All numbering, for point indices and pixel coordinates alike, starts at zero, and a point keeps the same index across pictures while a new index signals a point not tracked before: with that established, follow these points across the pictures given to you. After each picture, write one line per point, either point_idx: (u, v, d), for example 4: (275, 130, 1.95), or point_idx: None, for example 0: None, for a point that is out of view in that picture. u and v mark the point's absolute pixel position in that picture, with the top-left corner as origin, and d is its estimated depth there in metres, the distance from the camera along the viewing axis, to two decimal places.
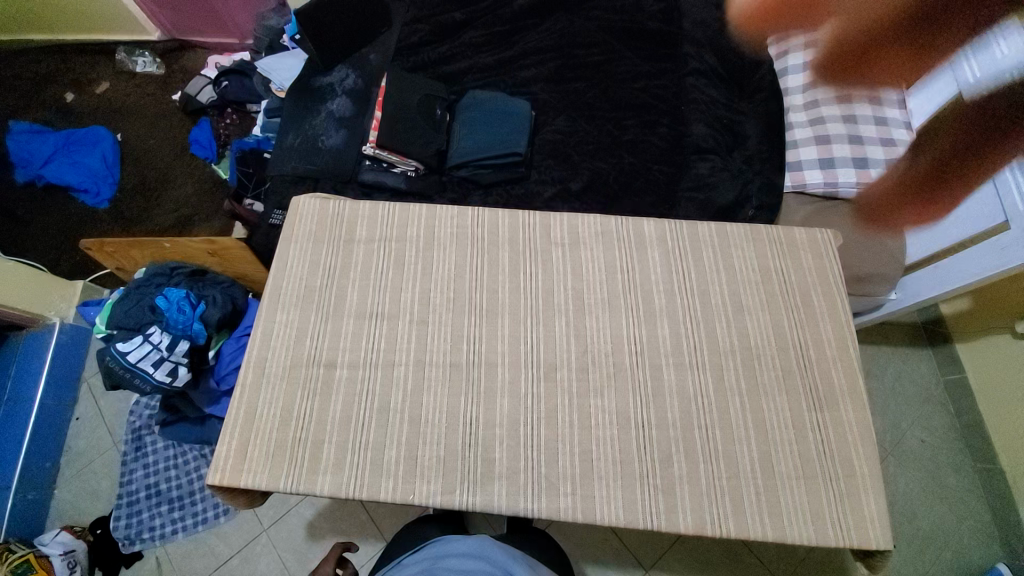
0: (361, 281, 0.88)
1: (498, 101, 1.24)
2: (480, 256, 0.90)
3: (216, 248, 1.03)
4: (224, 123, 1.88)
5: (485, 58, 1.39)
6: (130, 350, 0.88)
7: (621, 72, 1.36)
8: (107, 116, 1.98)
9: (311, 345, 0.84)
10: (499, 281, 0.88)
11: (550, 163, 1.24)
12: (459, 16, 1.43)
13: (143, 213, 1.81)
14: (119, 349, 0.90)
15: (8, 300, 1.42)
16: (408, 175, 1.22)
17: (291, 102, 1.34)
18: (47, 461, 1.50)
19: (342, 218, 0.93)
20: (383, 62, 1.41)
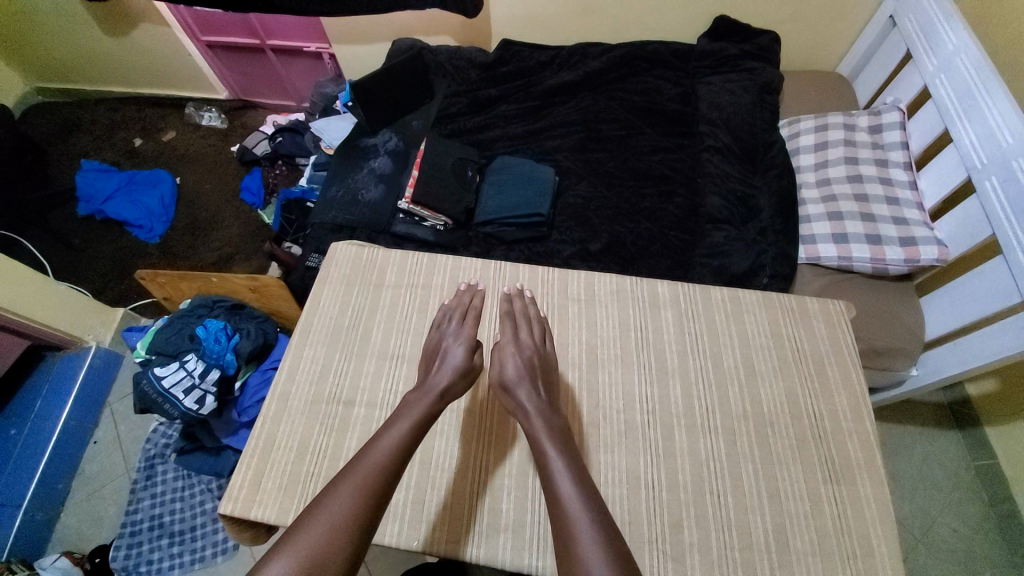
0: (386, 323, 0.93)
1: (526, 167, 1.35)
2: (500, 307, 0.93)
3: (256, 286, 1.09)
4: (274, 174, 2.07)
5: (515, 128, 1.52)
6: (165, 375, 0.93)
7: (641, 145, 1.46)
8: (169, 162, 2.19)
9: (333, 381, 0.88)
10: None
11: (571, 224, 1.31)
12: (495, 92, 1.59)
13: (188, 250, 1.94)
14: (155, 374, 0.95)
15: (55, 321, 1.52)
16: (437, 229, 1.31)
17: (339, 159, 1.49)
18: (58, 483, 1.52)
19: (374, 263, 1.00)
20: (424, 127, 1.56)
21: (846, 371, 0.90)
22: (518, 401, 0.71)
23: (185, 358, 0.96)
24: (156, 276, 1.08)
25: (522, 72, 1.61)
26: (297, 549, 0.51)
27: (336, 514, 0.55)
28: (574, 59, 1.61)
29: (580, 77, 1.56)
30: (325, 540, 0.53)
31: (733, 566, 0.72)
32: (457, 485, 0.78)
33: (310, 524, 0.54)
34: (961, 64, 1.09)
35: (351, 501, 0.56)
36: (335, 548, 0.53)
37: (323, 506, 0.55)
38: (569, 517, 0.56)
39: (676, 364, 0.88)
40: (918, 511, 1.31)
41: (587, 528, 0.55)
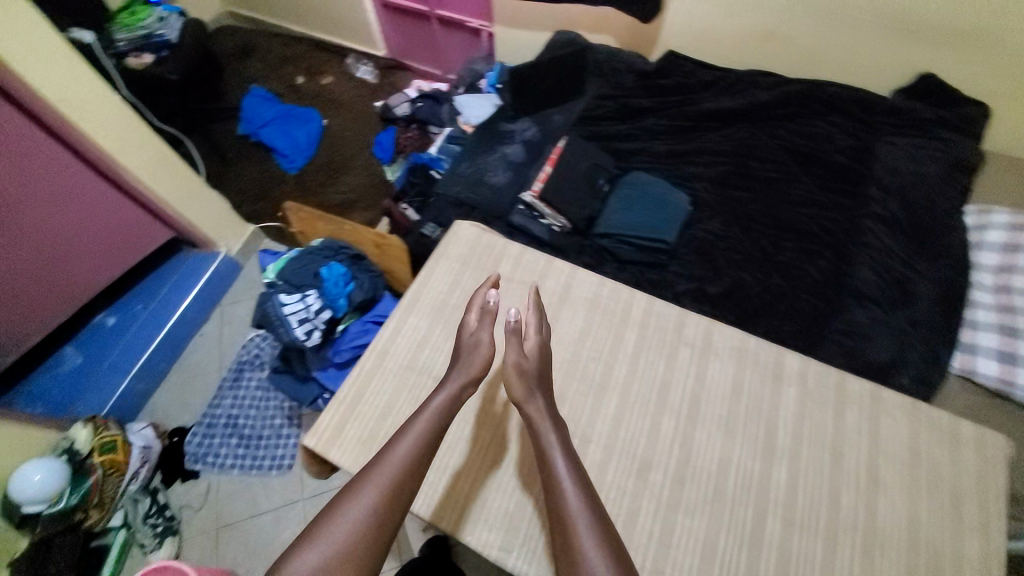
0: (490, 312, 0.92)
1: (659, 189, 1.28)
2: (607, 330, 0.88)
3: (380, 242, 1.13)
4: (406, 135, 2.17)
5: (658, 145, 1.45)
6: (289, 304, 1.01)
7: (793, 194, 1.33)
8: (321, 103, 2.38)
9: (429, 355, 0.89)
10: (618, 359, 0.85)
11: (692, 259, 1.23)
12: (646, 104, 1.53)
13: (317, 188, 2.11)
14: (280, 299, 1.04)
15: (200, 223, 1.73)
16: (553, 229, 1.28)
17: (477, 137, 1.52)
18: (164, 361, 1.75)
19: (492, 250, 1.00)
20: (565, 125, 1.55)
21: (993, 517, 0.75)
22: (525, 394, 0.74)
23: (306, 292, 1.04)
24: (298, 211, 1.16)
25: (680, 89, 1.54)
26: (326, 543, 0.59)
27: (356, 514, 0.62)
28: (741, 86, 1.50)
29: (743, 106, 1.45)
30: (348, 537, 0.60)
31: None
32: (470, 477, 0.83)
33: (334, 521, 0.61)
34: None
35: (369, 503, 0.63)
36: (359, 541, 0.60)
37: (347, 505, 0.63)
38: (569, 512, 0.62)
39: (787, 446, 0.79)
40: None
41: (585, 531, 0.60)
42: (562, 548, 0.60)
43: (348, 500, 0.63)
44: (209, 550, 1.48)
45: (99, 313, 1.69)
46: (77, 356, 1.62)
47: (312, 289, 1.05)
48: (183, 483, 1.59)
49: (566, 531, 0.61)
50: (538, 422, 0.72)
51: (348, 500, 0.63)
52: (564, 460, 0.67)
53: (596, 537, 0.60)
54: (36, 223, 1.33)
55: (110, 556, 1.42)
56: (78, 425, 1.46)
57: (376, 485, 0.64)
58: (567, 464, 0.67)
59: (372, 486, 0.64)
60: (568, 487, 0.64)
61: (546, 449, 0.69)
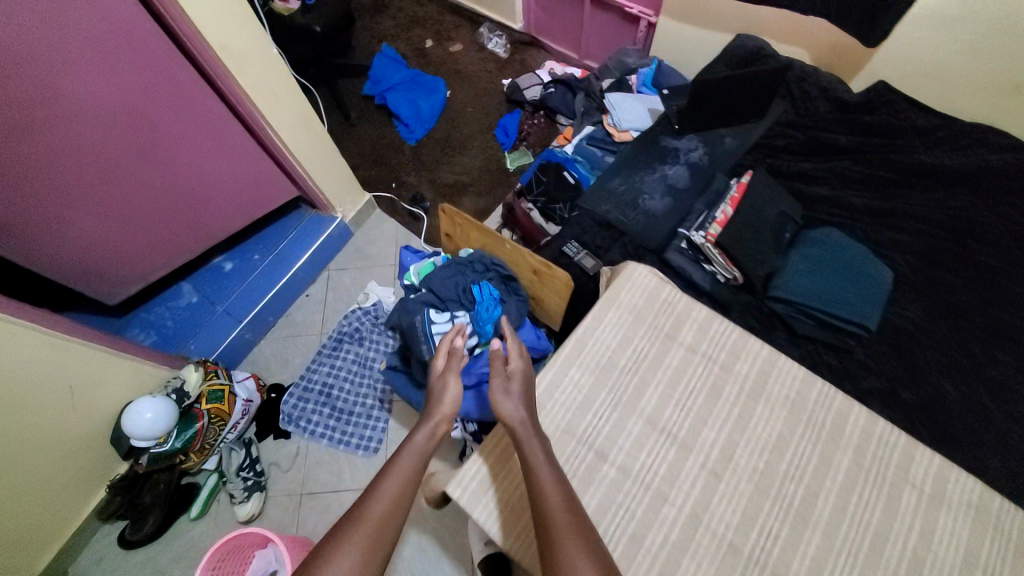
0: (665, 387, 0.80)
1: (856, 256, 1.09)
2: (813, 444, 0.76)
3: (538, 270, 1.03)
4: (530, 122, 2.05)
5: (852, 196, 1.23)
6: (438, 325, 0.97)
7: (1018, 291, 1.08)
8: (447, 72, 2.27)
9: (589, 423, 0.78)
10: (824, 487, 0.73)
11: (884, 351, 1.05)
12: (842, 142, 1.29)
13: (434, 164, 2.03)
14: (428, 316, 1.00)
15: (325, 185, 1.70)
16: (717, 280, 1.13)
17: (633, 151, 1.37)
18: (271, 316, 1.76)
19: (673, 308, 0.86)
20: (738, 150, 1.35)
21: None
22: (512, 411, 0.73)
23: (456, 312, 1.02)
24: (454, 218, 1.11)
25: (885, 130, 1.28)
26: None
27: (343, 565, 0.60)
28: (966, 140, 1.21)
29: (967, 168, 1.18)
30: None
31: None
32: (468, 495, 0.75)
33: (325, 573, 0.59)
34: None
35: (359, 548, 0.62)
36: None
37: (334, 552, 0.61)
38: (554, 521, 0.63)
39: None
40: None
41: (579, 548, 0.61)
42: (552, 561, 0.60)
43: (335, 549, 0.62)
44: (290, 515, 1.49)
45: (218, 255, 1.72)
46: (193, 294, 1.66)
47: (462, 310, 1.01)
48: (274, 441, 1.59)
49: (551, 539, 0.62)
50: (526, 439, 0.71)
51: (334, 546, 0.62)
52: (550, 471, 0.68)
53: (584, 557, 0.60)
54: (186, 170, 1.33)
55: (200, 497, 1.47)
56: (189, 366, 1.50)
57: (367, 524, 0.64)
58: (553, 476, 0.67)
59: (360, 530, 0.63)
60: (555, 498, 0.65)
61: (531, 461, 0.69)
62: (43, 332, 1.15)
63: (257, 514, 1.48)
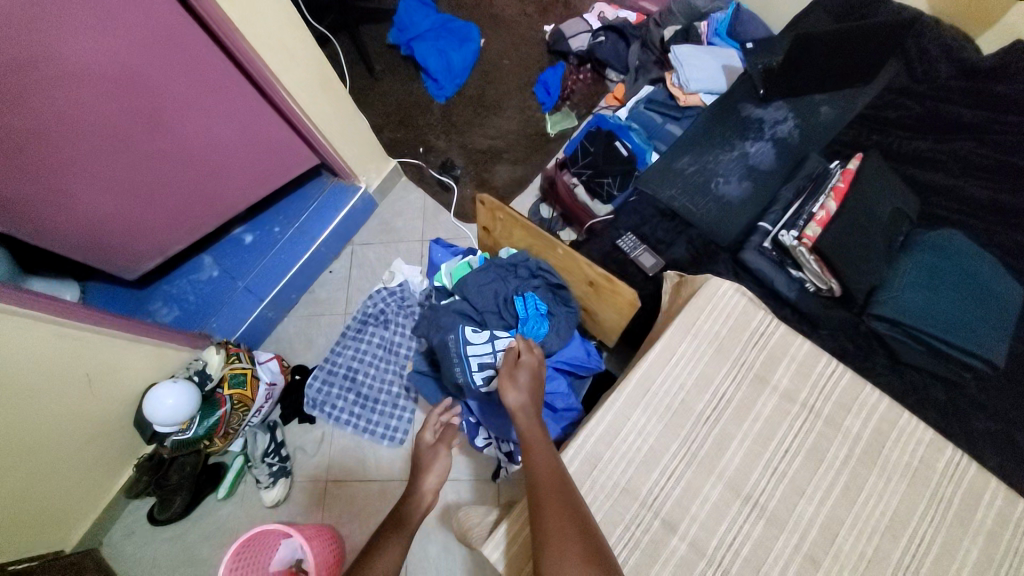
0: (751, 445, 0.69)
1: (983, 268, 0.88)
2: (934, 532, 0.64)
3: (594, 282, 0.90)
4: (575, 77, 1.80)
5: (976, 189, 0.98)
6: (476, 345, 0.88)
7: None
8: (481, 17, 2.00)
9: (657, 481, 0.67)
10: None
11: (999, 385, 0.85)
12: (966, 119, 1.02)
13: (466, 126, 1.82)
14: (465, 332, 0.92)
15: (346, 152, 1.53)
16: (805, 288, 0.96)
17: (709, 119, 1.18)
18: (295, 293, 1.67)
19: (764, 348, 0.74)
20: (834, 121, 1.15)
21: None
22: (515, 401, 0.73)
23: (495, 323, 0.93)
24: (495, 212, 0.99)
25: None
26: None
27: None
28: None
29: None
30: None
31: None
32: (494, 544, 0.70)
33: None
34: None
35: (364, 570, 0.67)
36: None
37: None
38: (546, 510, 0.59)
39: None
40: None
41: (570, 540, 0.56)
42: (542, 532, 0.57)
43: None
44: (314, 500, 1.45)
45: (238, 227, 1.61)
46: (214, 268, 1.57)
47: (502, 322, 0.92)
48: (299, 424, 1.55)
49: (543, 527, 0.58)
50: (521, 426, 0.71)
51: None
52: (546, 459, 0.65)
53: (575, 540, 0.56)
54: (191, 139, 1.17)
55: (228, 478, 1.45)
56: (211, 348, 1.43)
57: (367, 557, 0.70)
58: (546, 456, 0.65)
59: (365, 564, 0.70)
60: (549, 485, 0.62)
61: (527, 443, 0.68)
62: (53, 321, 1.07)
63: (283, 499, 1.45)
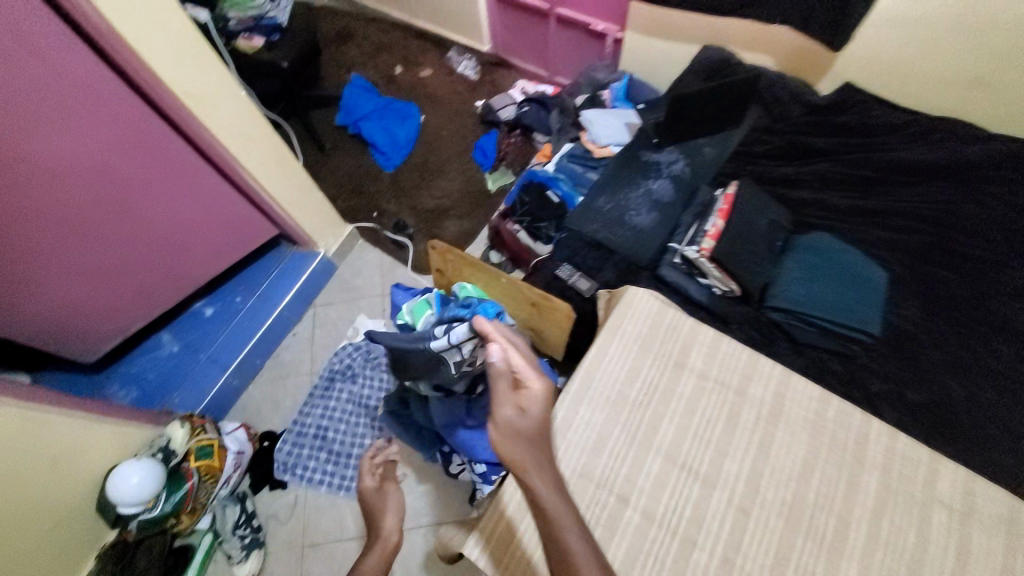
0: (681, 420, 0.77)
1: (849, 259, 1.10)
2: (837, 470, 0.74)
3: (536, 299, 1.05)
4: (507, 141, 2.02)
5: (836, 198, 1.24)
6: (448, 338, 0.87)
7: (1006, 284, 1.09)
8: (420, 98, 2.26)
9: (606, 463, 0.75)
10: (855, 512, 0.71)
11: (885, 353, 1.05)
12: (820, 145, 1.30)
13: (413, 190, 2.01)
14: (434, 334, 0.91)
15: (303, 222, 1.66)
16: (715, 292, 1.14)
17: (615, 166, 1.36)
18: (259, 359, 1.71)
19: (678, 334, 0.84)
20: (716, 160, 1.36)
21: None
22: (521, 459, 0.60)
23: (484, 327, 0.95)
24: (447, 254, 1.16)
25: (861, 130, 1.28)
26: None
27: None
28: (942, 134, 1.22)
29: (945, 162, 1.19)
30: None
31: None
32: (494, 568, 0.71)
33: None
34: None
35: None
36: None
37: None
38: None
39: None
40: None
41: None
42: None
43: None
44: (291, 566, 1.44)
45: (198, 300, 1.65)
46: (174, 343, 1.58)
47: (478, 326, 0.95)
48: (271, 491, 1.54)
49: None
50: (539, 491, 0.59)
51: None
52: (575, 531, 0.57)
53: None
54: (153, 219, 1.26)
55: (196, 559, 1.38)
56: (174, 423, 1.44)
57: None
58: (580, 535, 0.57)
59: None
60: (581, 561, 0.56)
61: (554, 520, 0.57)
62: (14, 403, 1.08)
63: (258, 571, 1.44)
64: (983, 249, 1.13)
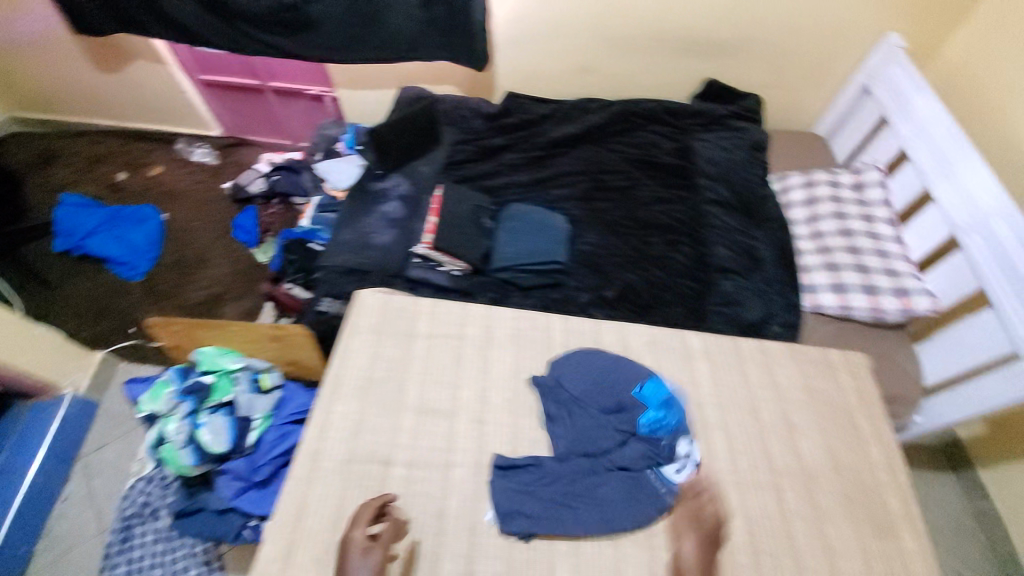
0: (421, 376, 0.89)
1: (539, 215, 1.41)
2: (537, 358, 0.93)
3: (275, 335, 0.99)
4: (268, 212, 2.01)
5: (523, 177, 1.61)
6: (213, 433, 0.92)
7: (644, 196, 1.56)
8: (157, 197, 2.12)
9: (368, 440, 0.82)
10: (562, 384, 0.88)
11: (584, 271, 1.37)
12: (502, 142, 1.67)
13: (174, 289, 1.85)
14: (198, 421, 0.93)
15: (25, 364, 1.41)
16: (453, 274, 1.32)
17: (349, 202, 1.49)
18: (23, 547, 1.37)
19: (405, 312, 0.98)
20: (432, 173, 1.60)
21: (879, 424, 0.87)
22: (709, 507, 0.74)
23: (577, 398, 0.86)
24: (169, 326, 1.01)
25: (526, 125, 1.71)
26: None
27: None
28: (576, 112, 1.73)
29: (583, 131, 1.68)
30: None
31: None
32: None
33: None
34: (934, 132, 1.31)
35: None
36: None
37: None
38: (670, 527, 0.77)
39: (717, 417, 0.86)
40: (950, 570, 1.38)
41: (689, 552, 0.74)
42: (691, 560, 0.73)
43: None
44: None
45: None
46: None
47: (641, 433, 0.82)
48: None
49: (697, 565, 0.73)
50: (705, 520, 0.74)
51: None
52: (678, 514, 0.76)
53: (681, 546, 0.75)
54: None
55: None
56: None
57: None
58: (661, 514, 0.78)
59: None
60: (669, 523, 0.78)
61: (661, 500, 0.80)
62: None
63: None
64: (618, 180, 1.60)
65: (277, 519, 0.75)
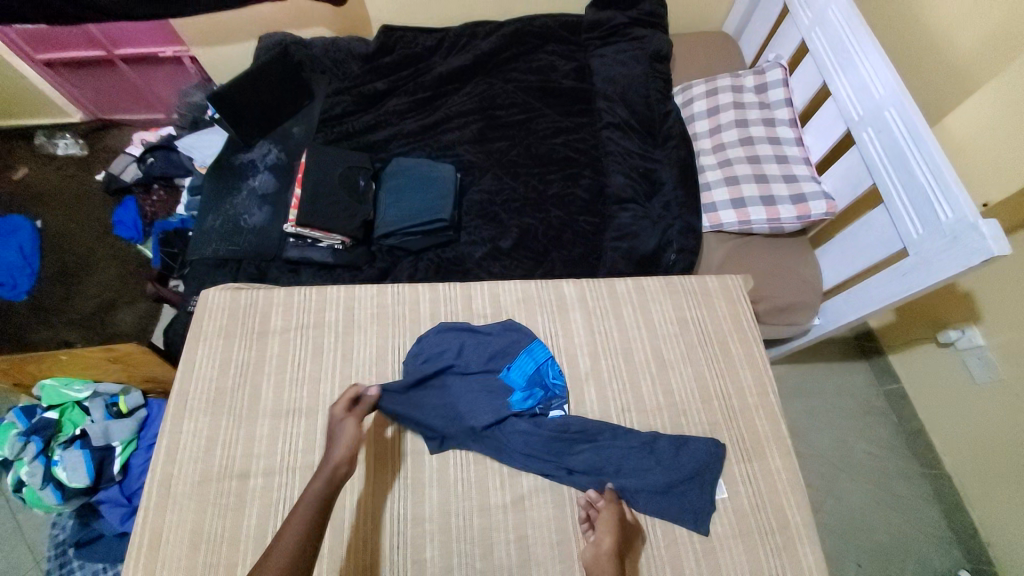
0: (277, 376, 0.83)
1: (422, 168, 1.28)
2: (402, 335, 0.87)
3: (117, 354, 1.00)
4: (150, 201, 1.78)
5: (409, 124, 1.45)
6: (65, 465, 0.94)
7: (541, 128, 1.43)
8: (24, 204, 1.87)
9: (222, 454, 0.77)
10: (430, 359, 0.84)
11: (478, 223, 1.29)
12: (380, 86, 1.49)
13: (60, 304, 1.68)
14: (53, 456, 0.96)
15: None
16: (335, 249, 1.22)
17: (211, 182, 1.33)
18: None
19: (255, 308, 0.89)
20: (307, 134, 1.44)
21: (747, 346, 0.88)
22: (590, 465, 0.76)
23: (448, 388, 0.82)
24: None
25: (405, 62, 1.52)
26: None
27: None
28: (461, 41, 1.55)
29: (470, 62, 1.50)
30: None
31: (697, 564, 0.72)
32: None
33: None
34: (834, 14, 1.17)
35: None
36: None
37: None
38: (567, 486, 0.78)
39: (589, 367, 0.85)
40: (864, 452, 1.41)
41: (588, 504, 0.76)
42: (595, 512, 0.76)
43: None
44: None
45: None
46: None
47: (508, 415, 0.79)
48: None
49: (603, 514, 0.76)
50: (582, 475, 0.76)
51: None
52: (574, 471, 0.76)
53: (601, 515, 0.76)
54: None
55: None
56: None
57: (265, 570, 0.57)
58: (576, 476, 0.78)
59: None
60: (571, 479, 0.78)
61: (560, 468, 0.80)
62: None
63: None
64: (513, 113, 1.46)
65: (131, 554, 0.71)
